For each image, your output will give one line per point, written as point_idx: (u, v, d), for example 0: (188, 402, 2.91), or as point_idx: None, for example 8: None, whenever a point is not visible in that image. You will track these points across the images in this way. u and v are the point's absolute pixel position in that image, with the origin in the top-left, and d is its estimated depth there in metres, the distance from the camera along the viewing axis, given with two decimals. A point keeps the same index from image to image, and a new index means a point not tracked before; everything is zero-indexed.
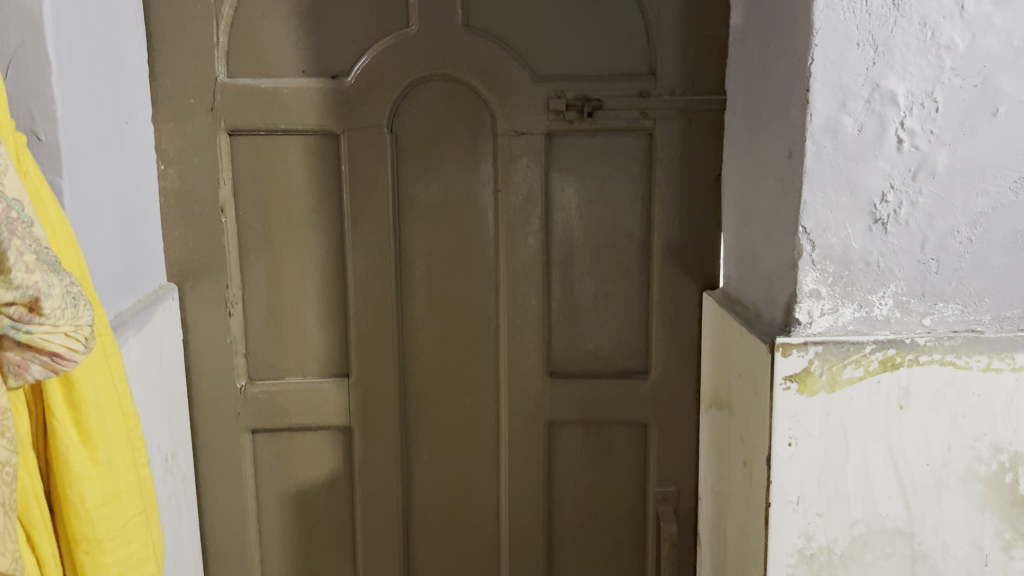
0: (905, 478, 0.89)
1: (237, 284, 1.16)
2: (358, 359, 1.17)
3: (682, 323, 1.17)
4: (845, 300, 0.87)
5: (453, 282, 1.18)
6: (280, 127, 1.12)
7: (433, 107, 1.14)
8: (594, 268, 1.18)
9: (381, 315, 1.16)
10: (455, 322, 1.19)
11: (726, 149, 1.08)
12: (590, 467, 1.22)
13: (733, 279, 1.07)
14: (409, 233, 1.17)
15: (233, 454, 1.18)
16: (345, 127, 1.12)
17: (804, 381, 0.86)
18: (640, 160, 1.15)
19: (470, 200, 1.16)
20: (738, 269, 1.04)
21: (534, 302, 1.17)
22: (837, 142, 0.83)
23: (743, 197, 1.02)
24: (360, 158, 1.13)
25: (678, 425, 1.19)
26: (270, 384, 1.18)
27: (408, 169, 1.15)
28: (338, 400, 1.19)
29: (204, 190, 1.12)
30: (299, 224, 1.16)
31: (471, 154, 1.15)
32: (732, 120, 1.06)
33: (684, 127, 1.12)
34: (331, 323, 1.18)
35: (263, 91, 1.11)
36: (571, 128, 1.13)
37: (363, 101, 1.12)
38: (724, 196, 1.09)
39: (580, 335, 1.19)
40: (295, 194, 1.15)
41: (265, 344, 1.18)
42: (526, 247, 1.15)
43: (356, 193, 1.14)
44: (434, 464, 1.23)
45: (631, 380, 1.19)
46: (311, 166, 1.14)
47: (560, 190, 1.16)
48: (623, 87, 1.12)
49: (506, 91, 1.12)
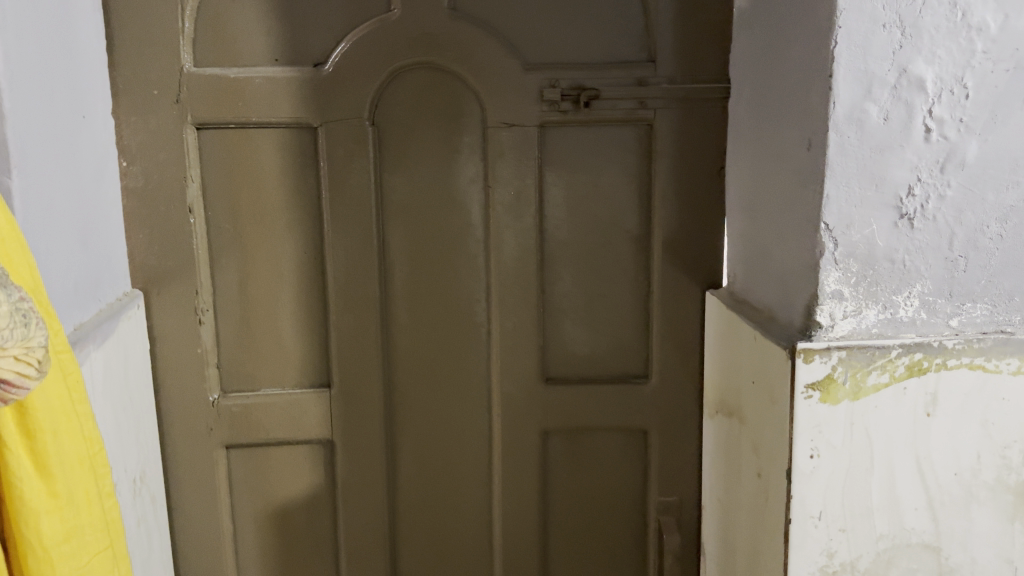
0: (933, 491, 0.83)
1: (207, 289, 1.07)
2: (339, 368, 1.10)
3: (684, 324, 1.10)
4: (869, 301, 0.81)
5: (440, 284, 1.11)
6: (252, 120, 1.04)
7: (417, 98, 1.06)
8: (590, 268, 1.11)
9: (364, 321, 1.09)
10: (443, 326, 1.12)
11: (731, 141, 1.02)
12: (588, 477, 1.16)
13: (740, 279, 1.01)
14: (392, 233, 1.09)
15: (206, 472, 1.10)
16: (323, 120, 1.04)
17: (827, 389, 0.81)
18: (638, 152, 1.08)
19: (457, 197, 1.09)
20: (747, 268, 0.98)
21: (527, 305, 1.10)
22: (861, 132, 0.78)
23: (752, 191, 0.96)
24: (337, 152, 1.05)
25: (679, 432, 1.13)
26: (245, 397, 1.10)
27: (391, 163, 1.08)
28: (319, 413, 1.11)
29: (171, 189, 1.04)
30: (274, 224, 1.07)
31: (459, 148, 1.08)
32: (737, 110, 1.00)
33: (684, 118, 1.06)
34: (310, 330, 1.10)
35: (234, 82, 1.03)
36: (565, 119, 1.06)
37: (342, 91, 1.04)
38: (728, 190, 1.03)
39: (575, 338, 1.13)
40: (269, 192, 1.07)
41: (238, 353, 1.10)
42: (519, 246, 1.08)
43: (336, 191, 1.06)
44: (423, 477, 1.15)
45: (631, 386, 1.13)
46: (286, 161, 1.06)
47: (553, 186, 1.09)
48: (621, 75, 1.05)
49: (496, 81, 1.05)
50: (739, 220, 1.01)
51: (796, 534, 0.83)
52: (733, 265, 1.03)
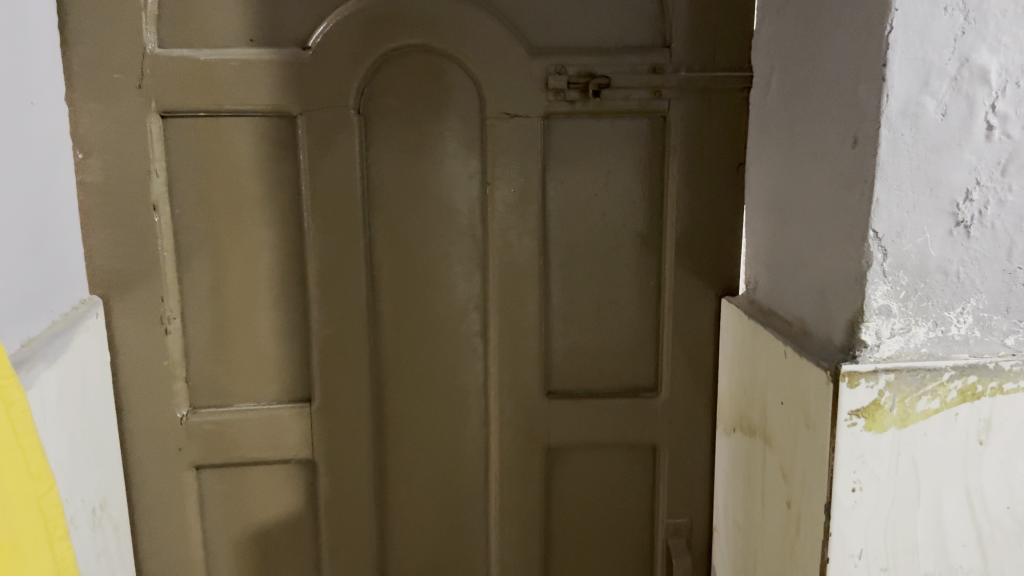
0: (984, 527, 0.75)
1: (175, 295, 0.97)
2: (322, 382, 0.99)
3: (697, 334, 1.02)
4: (919, 318, 0.73)
5: (432, 289, 1.01)
6: (224, 108, 0.93)
7: (409, 85, 0.96)
8: (597, 273, 1.02)
9: (350, 331, 0.99)
10: (437, 336, 1.02)
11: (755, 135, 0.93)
12: (591, 496, 1.07)
13: (763, 287, 0.92)
14: (381, 233, 0.99)
15: (175, 494, 1.00)
16: (304, 108, 0.94)
17: (873, 416, 0.73)
18: (650, 146, 0.99)
19: (454, 193, 0.99)
20: (773, 276, 0.90)
21: (530, 313, 1.00)
22: (917, 129, 0.69)
23: (783, 192, 0.87)
24: (320, 145, 0.95)
25: (692, 449, 1.05)
26: (218, 412, 1.00)
27: (379, 157, 0.97)
28: (299, 431, 1.01)
29: (134, 184, 0.93)
30: (250, 225, 0.97)
31: (454, 141, 0.98)
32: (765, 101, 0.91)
33: (702, 109, 0.97)
34: (289, 341, 1.00)
35: (205, 66, 0.92)
36: (571, 110, 0.96)
37: (326, 77, 0.93)
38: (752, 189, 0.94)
39: (580, 349, 1.04)
40: (244, 189, 0.96)
41: (210, 365, 1.00)
42: (520, 249, 0.99)
43: (318, 187, 0.95)
44: (412, 498, 1.06)
45: (640, 400, 1.04)
46: (263, 154, 0.96)
47: (558, 182, 0.99)
48: (634, 62, 0.96)
49: (496, 67, 0.95)
50: (764, 223, 0.92)
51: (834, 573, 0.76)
52: (756, 271, 0.94)
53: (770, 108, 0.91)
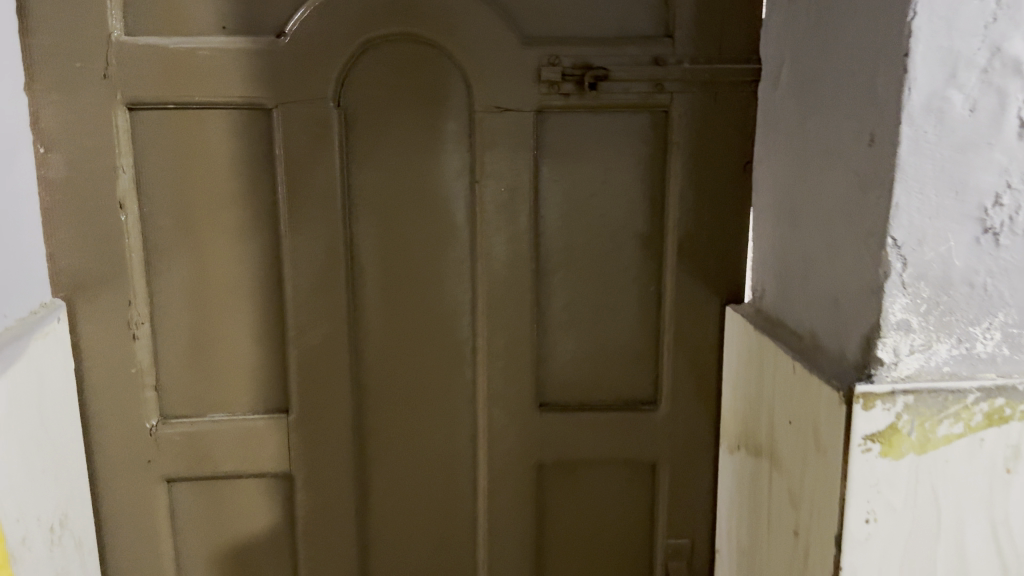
0: (1010, 562, 0.69)
1: (143, 299, 0.91)
2: (299, 392, 0.94)
3: (700, 344, 0.95)
4: (941, 334, 0.66)
5: (418, 294, 0.95)
6: (194, 100, 0.87)
7: (393, 76, 0.90)
8: (594, 278, 0.95)
9: (330, 338, 0.93)
10: (423, 344, 0.96)
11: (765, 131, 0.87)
12: (586, 515, 1.01)
13: (771, 295, 0.86)
14: (363, 234, 0.93)
15: (144, 508, 0.95)
16: (280, 100, 0.88)
17: (889, 442, 0.66)
18: (651, 143, 0.93)
19: (441, 192, 0.93)
20: (781, 284, 0.83)
21: (521, 321, 0.94)
22: (941, 125, 0.62)
23: (793, 194, 0.81)
24: (298, 139, 0.89)
25: (694, 466, 0.98)
26: (189, 423, 0.94)
27: (361, 154, 0.91)
28: (275, 443, 0.95)
29: (98, 180, 0.87)
30: (224, 224, 0.91)
31: (442, 136, 0.92)
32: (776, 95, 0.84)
33: (707, 104, 0.90)
34: (266, 347, 0.94)
35: (174, 55, 0.86)
36: (567, 103, 0.90)
37: (304, 67, 0.87)
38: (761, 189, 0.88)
39: (576, 359, 0.97)
40: (218, 186, 0.90)
41: (182, 374, 0.94)
42: (511, 252, 0.93)
43: (295, 185, 0.89)
44: (397, 514, 1.00)
45: (639, 413, 0.97)
46: (237, 149, 0.90)
47: (552, 181, 0.93)
48: (634, 52, 0.89)
49: (486, 57, 0.88)
50: (773, 226, 0.86)
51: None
52: (764, 278, 0.88)
53: (780, 103, 0.84)
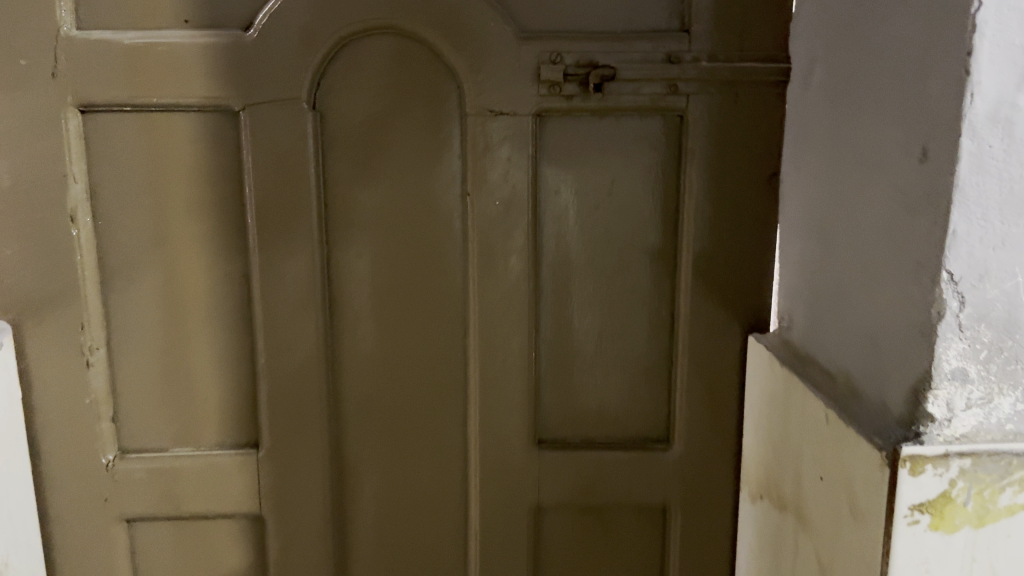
0: None
1: (99, 322, 0.82)
2: (271, 425, 0.84)
3: (718, 377, 0.85)
4: (1005, 386, 0.56)
5: (403, 318, 0.85)
6: (153, 101, 0.78)
7: (373, 75, 0.80)
8: (599, 302, 0.85)
9: (304, 366, 0.83)
10: (408, 373, 0.86)
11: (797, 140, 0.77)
12: (589, 562, 0.91)
13: (801, 326, 0.75)
14: (342, 251, 0.84)
15: (100, 550, 0.86)
16: (247, 101, 0.78)
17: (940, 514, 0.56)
18: (666, 151, 0.82)
19: (429, 206, 0.83)
20: (812, 315, 0.73)
21: (517, 349, 0.84)
22: (1009, 139, 0.52)
23: (826, 213, 0.70)
24: (268, 146, 0.79)
25: (709, 512, 0.88)
26: (149, 458, 0.85)
27: (340, 162, 0.82)
28: (244, 481, 0.86)
29: (46, 191, 0.78)
30: (187, 239, 0.82)
31: (431, 143, 0.82)
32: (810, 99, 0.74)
33: (727, 107, 0.80)
34: (234, 376, 0.85)
35: (130, 51, 0.77)
36: (569, 106, 0.80)
37: (275, 65, 0.78)
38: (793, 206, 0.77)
39: (578, 391, 0.87)
40: (180, 198, 0.81)
41: (143, 403, 0.85)
42: (506, 272, 0.83)
43: (265, 196, 0.80)
44: (379, 559, 0.90)
45: (649, 453, 0.87)
46: (201, 156, 0.81)
47: (552, 194, 0.83)
48: (645, 49, 0.79)
49: (478, 54, 0.79)
50: (803, 249, 0.75)
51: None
52: (792, 306, 0.78)
53: (812, 108, 0.74)
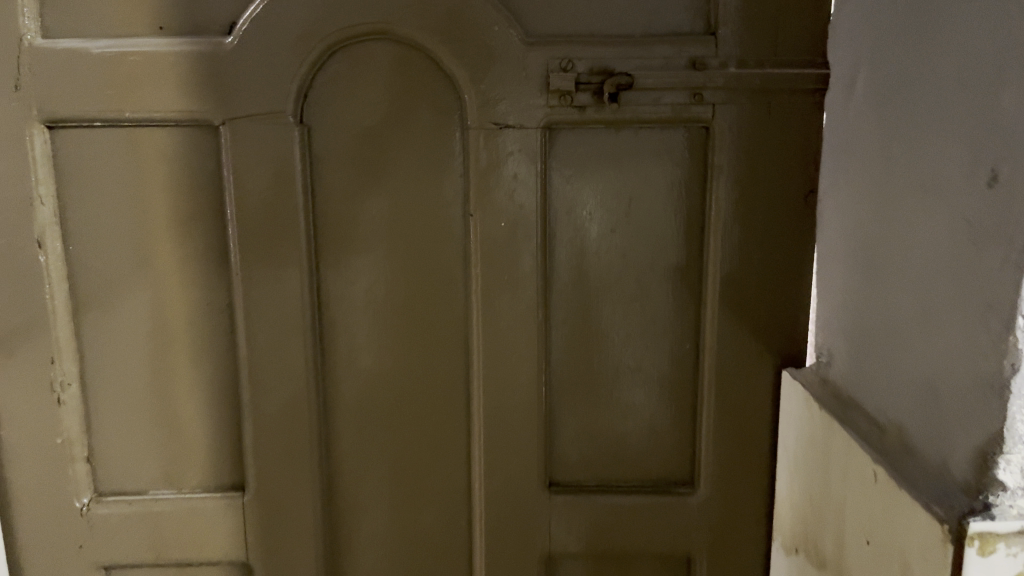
0: None
1: (71, 354, 0.76)
2: (257, 466, 0.78)
3: (747, 416, 0.77)
4: None
5: (401, 351, 0.78)
6: (125, 115, 0.71)
7: (366, 85, 0.73)
8: (616, 332, 0.78)
9: (293, 403, 0.77)
10: (407, 410, 0.79)
11: (841, 155, 0.68)
12: None
13: (843, 364, 0.67)
14: (334, 279, 0.76)
15: None
16: (228, 115, 0.71)
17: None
18: (690, 167, 0.74)
19: (427, 228, 0.76)
20: (856, 353, 0.65)
21: (525, 385, 0.77)
22: None
23: (874, 240, 0.62)
24: (250, 164, 0.72)
25: (737, 562, 0.80)
26: (126, 501, 0.79)
27: (330, 181, 0.75)
28: (229, 526, 0.79)
29: (11, 214, 0.72)
30: (165, 266, 0.75)
31: (429, 159, 0.74)
32: (857, 110, 0.65)
33: (758, 118, 0.72)
34: (217, 413, 0.78)
35: (100, 61, 0.70)
36: (581, 118, 0.72)
37: (257, 75, 0.71)
38: (837, 229, 0.69)
39: (593, 430, 0.80)
40: (157, 221, 0.75)
41: (120, 443, 0.79)
42: (513, 300, 0.75)
43: (248, 219, 0.73)
44: None
45: (671, 498, 0.79)
46: (179, 175, 0.74)
47: (564, 215, 0.75)
48: (666, 54, 0.71)
49: (480, 61, 0.71)
50: (846, 277, 0.67)
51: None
52: (833, 341, 0.70)
53: (858, 119, 0.65)
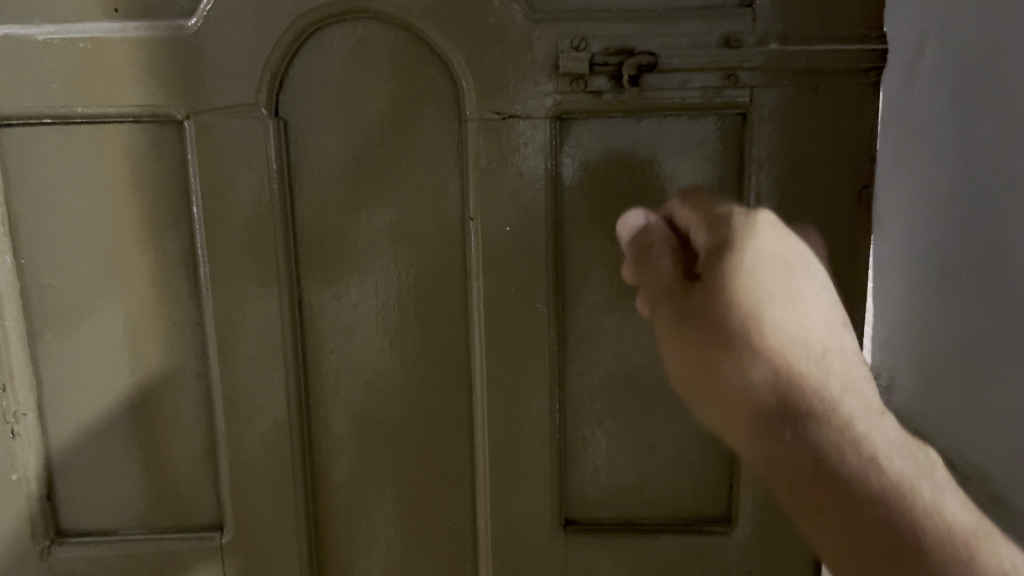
0: None
1: (25, 380, 0.68)
2: (235, 504, 0.69)
3: None
4: None
5: (394, 373, 0.69)
6: (76, 111, 0.63)
7: (349, 72, 0.64)
8: (640, 351, 0.68)
9: (273, 434, 0.68)
10: (403, 440, 0.70)
11: (913, 153, 0.61)
12: None
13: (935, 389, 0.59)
14: (317, 293, 0.67)
15: None
16: (192, 108, 0.63)
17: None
18: (723, 161, 0.64)
19: (421, 234, 0.66)
20: (960, 376, 0.57)
21: (536, 413, 0.67)
22: None
23: (985, 242, 0.55)
24: (219, 165, 0.64)
25: None
26: (89, 545, 0.70)
27: (311, 182, 0.66)
28: (206, 571, 0.71)
29: None
30: (128, 282, 0.67)
31: (423, 155, 0.65)
32: (940, 100, 0.58)
33: (802, 102, 0.62)
34: (190, 445, 0.70)
35: (47, 50, 0.62)
36: (597, 106, 0.63)
37: (224, 63, 0.62)
38: (910, 236, 0.61)
39: (614, 461, 0.70)
40: (116, 231, 0.66)
41: (83, 480, 0.70)
42: (520, 316, 0.66)
43: (218, 227, 0.65)
44: None
45: (704, 540, 0.69)
46: (140, 179, 0.65)
47: (578, 217, 0.66)
48: (693, 31, 0.61)
49: (478, 42, 0.62)
50: (936, 289, 0.59)
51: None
52: (909, 363, 0.61)
53: (943, 111, 0.58)
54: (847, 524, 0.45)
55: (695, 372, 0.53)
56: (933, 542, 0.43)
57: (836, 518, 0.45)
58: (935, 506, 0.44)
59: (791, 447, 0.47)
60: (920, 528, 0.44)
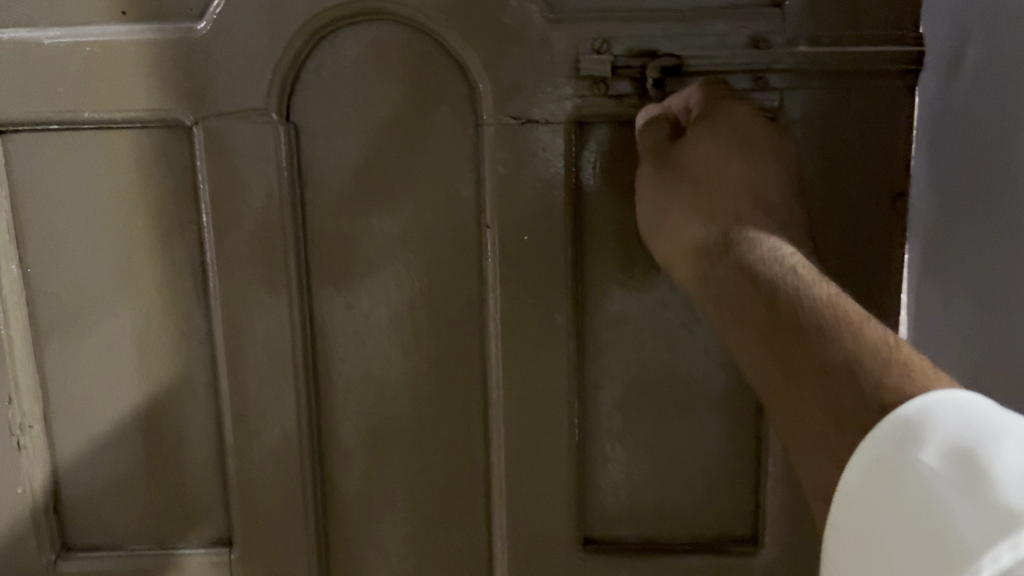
0: None
1: (31, 391, 0.66)
2: (244, 518, 0.67)
3: None
4: None
5: (406, 384, 0.67)
6: (84, 115, 0.61)
7: (360, 75, 0.62)
8: (661, 364, 0.65)
9: (283, 447, 0.66)
10: (415, 453, 0.68)
11: (952, 152, 0.57)
12: None
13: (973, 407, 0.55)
14: (328, 303, 0.65)
15: None
16: (201, 113, 0.61)
17: (967, 477, 0.32)
18: None
19: (434, 241, 0.64)
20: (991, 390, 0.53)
21: (553, 426, 0.65)
22: None
23: (1009, 242, 0.51)
24: (227, 170, 0.62)
25: None
26: (99, 558, 0.69)
27: (321, 188, 0.64)
28: None
29: None
30: (135, 291, 0.65)
31: (437, 161, 0.63)
32: (969, 96, 0.55)
33: (832, 106, 0.60)
34: (198, 457, 0.68)
35: (54, 54, 0.60)
36: (619, 110, 0.60)
37: (234, 66, 0.60)
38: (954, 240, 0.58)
39: (633, 477, 0.67)
40: (123, 238, 0.64)
41: (89, 492, 0.69)
42: (536, 328, 0.64)
43: (227, 235, 0.63)
44: None
45: (726, 560, 0.67)
46: (148, 185, 0.63)
47: (597, 224, 0.63)
48: (718, 32, 0.59)
49: (495, 45, 0.60)
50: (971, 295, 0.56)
51: (965, 409, 0.35)
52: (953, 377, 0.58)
53: (971, 107, 0.55)
54: (775, 332, 0.43)
55: (657, 217, 0.57)
56: (852, 358, 0.40)
57: (764, 327, 0.44)
58: (859, 323, 0.41)
59: (718, 265, 0.50)
60: (840, 347, 0.40)
